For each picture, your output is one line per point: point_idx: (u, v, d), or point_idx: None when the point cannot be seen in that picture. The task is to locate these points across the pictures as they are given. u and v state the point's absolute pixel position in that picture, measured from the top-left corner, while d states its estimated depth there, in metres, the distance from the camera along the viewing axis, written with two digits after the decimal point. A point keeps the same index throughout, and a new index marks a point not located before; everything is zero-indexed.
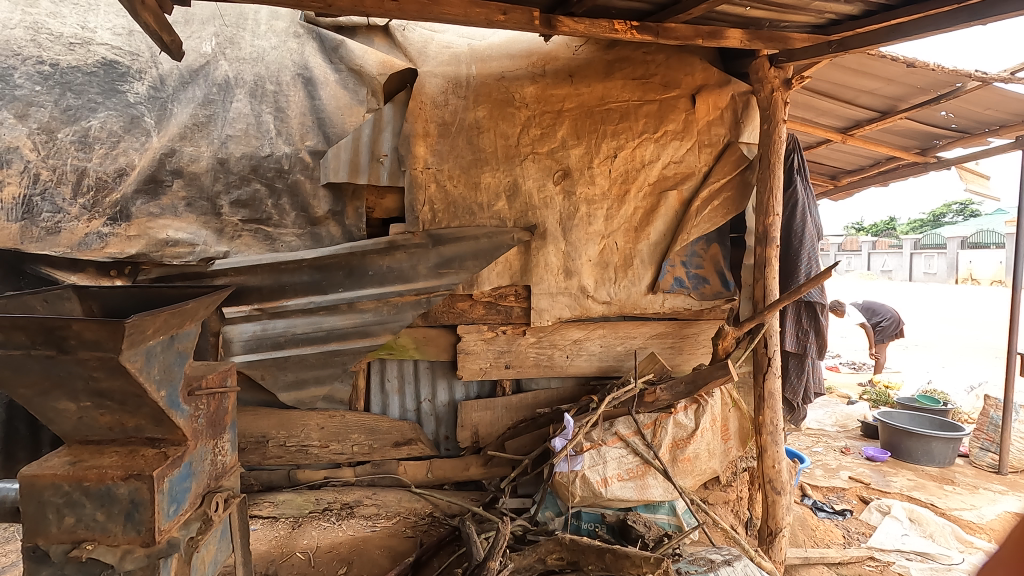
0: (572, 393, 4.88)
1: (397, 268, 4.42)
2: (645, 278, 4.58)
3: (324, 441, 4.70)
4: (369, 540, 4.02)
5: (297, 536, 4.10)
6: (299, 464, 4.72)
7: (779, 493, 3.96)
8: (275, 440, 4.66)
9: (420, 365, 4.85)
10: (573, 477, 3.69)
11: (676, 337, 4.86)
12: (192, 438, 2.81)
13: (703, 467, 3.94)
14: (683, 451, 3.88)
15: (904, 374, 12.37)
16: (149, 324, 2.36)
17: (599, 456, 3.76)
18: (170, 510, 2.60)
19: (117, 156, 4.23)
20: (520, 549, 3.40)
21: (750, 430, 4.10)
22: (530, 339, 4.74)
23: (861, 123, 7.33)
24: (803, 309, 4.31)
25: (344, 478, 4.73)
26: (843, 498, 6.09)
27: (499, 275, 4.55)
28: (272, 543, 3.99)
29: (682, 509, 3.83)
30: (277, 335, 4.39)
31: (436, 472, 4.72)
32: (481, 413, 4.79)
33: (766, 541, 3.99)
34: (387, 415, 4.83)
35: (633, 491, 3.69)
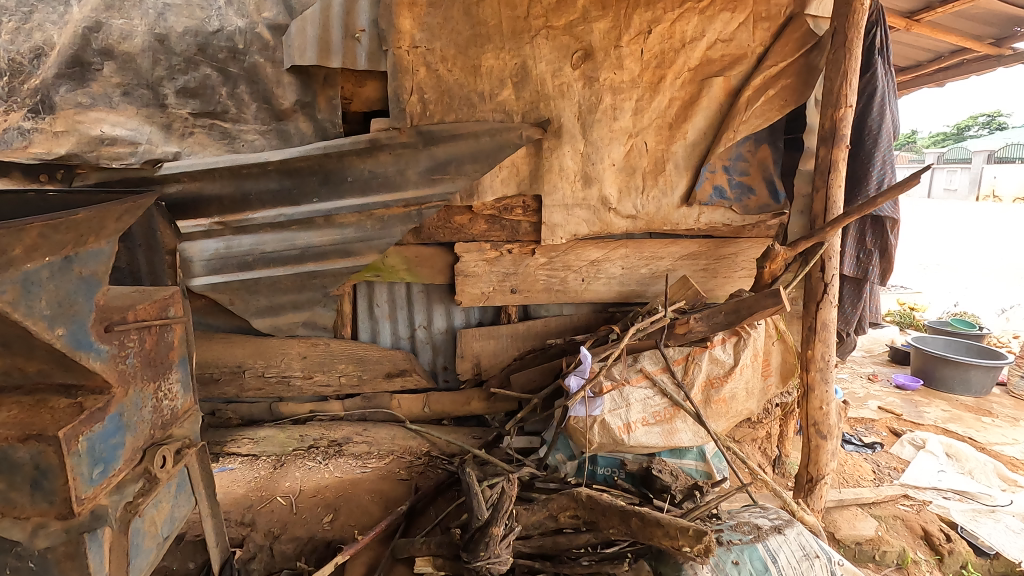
0: (587, 321, 4.25)
1: (381, 173, 3.66)
2: (679, 187, 3.83)
3: (307, 371, 4.18)
4: (358, 484, 3.56)
5: (278, 478, 3.67)
6: (282, 396, 4.24)
7: (824, 437, 3.45)
8: (253, 370, 4.15)
9: (413, 289, 4.23)
10: (591, 423, 3.15)
11: (710, 258, 4.14)
12: (121, 384, 2.24)
13: (739, 409, 3.41)
14: (719, 391, 3.32)
15: (926, 296, 11.84)
16: (15, 242, 1.71)
17: (621, 398, 3.21)
18: (93, 475, 2.07)
19: (29, 31, 3.39)
20: (531, 501, 2.97)
21: (795, 365, 3.46)
22: (540, 260, 4.06)
23: (933, 6, 6.19)
24: (868, 224, 3.58)
25: (332, 412, 4.25)
26: (872, 430, 5.68)
27: (503, 183, 3.79)
28: (250, 487, 3.57)
29: (712, 452, 3.39)
30: (243, 254, 3.73)
31: (434, 406, 4.23)
32: (483, 343, 4.19)
33: (805, 489, 3.53)
34: (377, 343, 4.29)
35: (659, 437, 3.19)
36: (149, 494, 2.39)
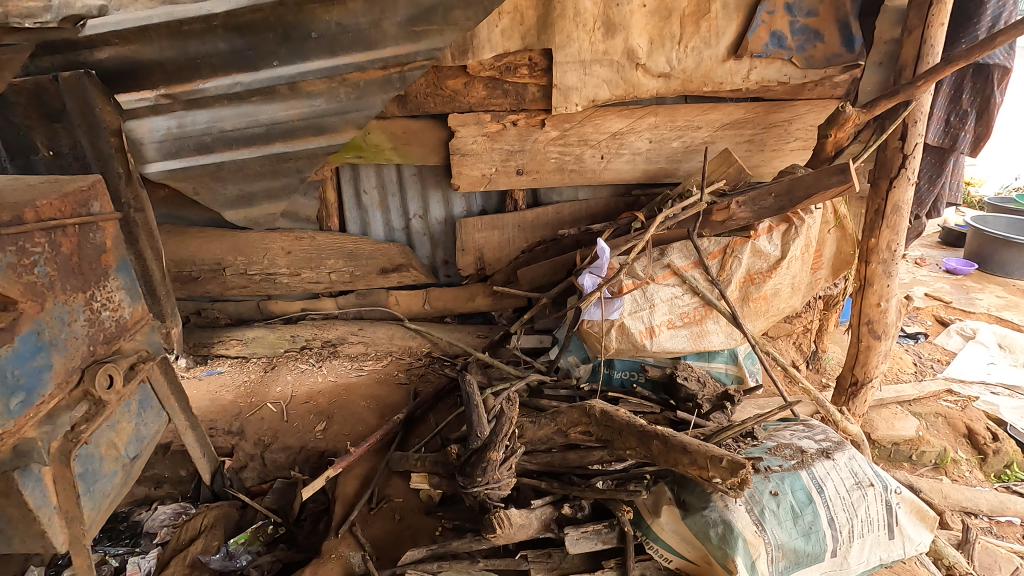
0: (606, 206, 3.67)
1: (352, 24, 2.76)
2: (727, 35, 3.03)
3: (293, 268, 3.76)
4: (352, 390, 3.29)
5: (269, 382, 3.43)
6: (270, 295, 3.89)
7: (878, 338, 2.99)
8: (234, 268, 3.74)
9: (405, 172, 3.63)
10: (607, 328, 2.73)
11: (758, 127, 3.41)
12: (32, 297, 1.82)
13: (781, 307, 2.92)
14: (759, 288, 2.83)
15: (983, 169, 10.74)
16: None
17: (644, 298, 2.75)
18: (10, 406, 1.74)
19: None
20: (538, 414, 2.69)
21: (852, 256, 2.92)
22: (550, 133, 3.39)
23: None
24: (968, 77, 2.82)
25: (325, 310, 3.91)
26: (916, 319, 5.21)
27: (505, 34, 3.01)
28: (239, 392, 3.33)
29: (745, 353, 2.99)
30: (199, 136, 2.92)
31: (435, 303, 3.85)
32: (487, 234, 3.67)
33: (848, 392, 3.16)
34: (369, 236, 3.81)
35: (686, 341, 2.78)
36: (100, 419, 2.10)
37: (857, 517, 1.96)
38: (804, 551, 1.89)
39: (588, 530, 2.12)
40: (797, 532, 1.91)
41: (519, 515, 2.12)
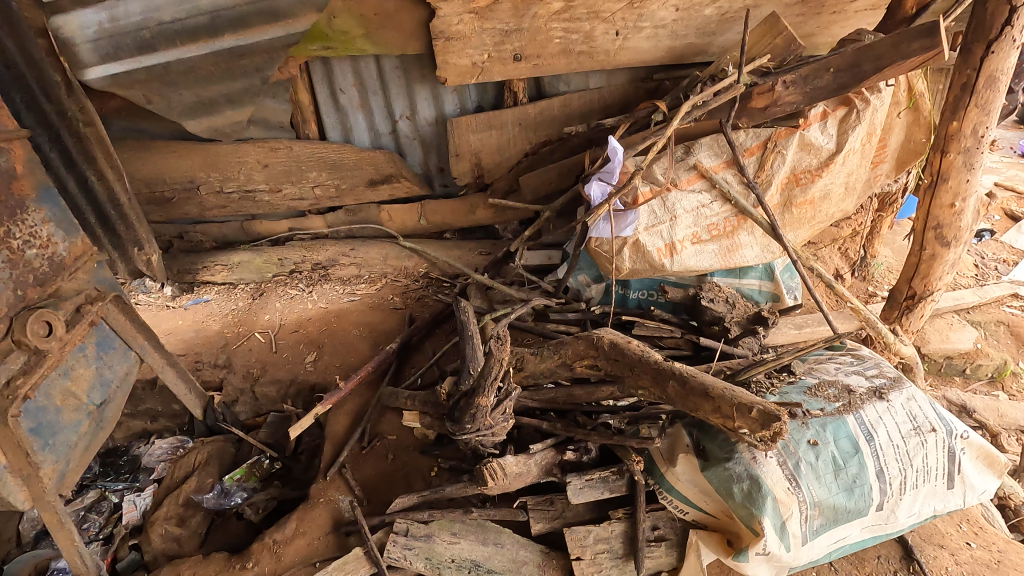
0: (622, 96, 3.10)
1: None
2: None
3: (272, 184, 3.38)
4: (344, 316, 3.04)
5: (258, 310, 3.20)
6: (253, 214, 3.56)
7: (947, 245, 2.52)
8: (208, 186, 3.39)
9: (385, 64, 3.05)
10: (619, 247, 2.32)
11: None
12: None
13: (831, 213, 2.44)
14: (805, 191, 2.35)
15: None
16: None
17: (664, 208, 2.31)
18: None
19: None
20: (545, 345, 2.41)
21: (923, 146, 2.44)
22: (553, 5, 2.74)
23: None
24: None
25: (313, 230, 3.58)
26: (982, 214, 4.60)
27: None
28: (227, 322, 3.13)
29: (783, 267, 2.57)
30: (136, 31, 2.60)
31: (431, 218, 3.46)
32: (483, 136, 3.18)
33: (902, 307, 2.75)
34: (352, 144, 3.35)
35: (713, 258, 2.36)
36: (45, 370, 1.89)
37: (911, 468, 1.65)
38: (845, 508, 1.61)
39: (593, 479, 1.88)
40: (838, 487, 1.62)
41: (515, 464, 1.88)
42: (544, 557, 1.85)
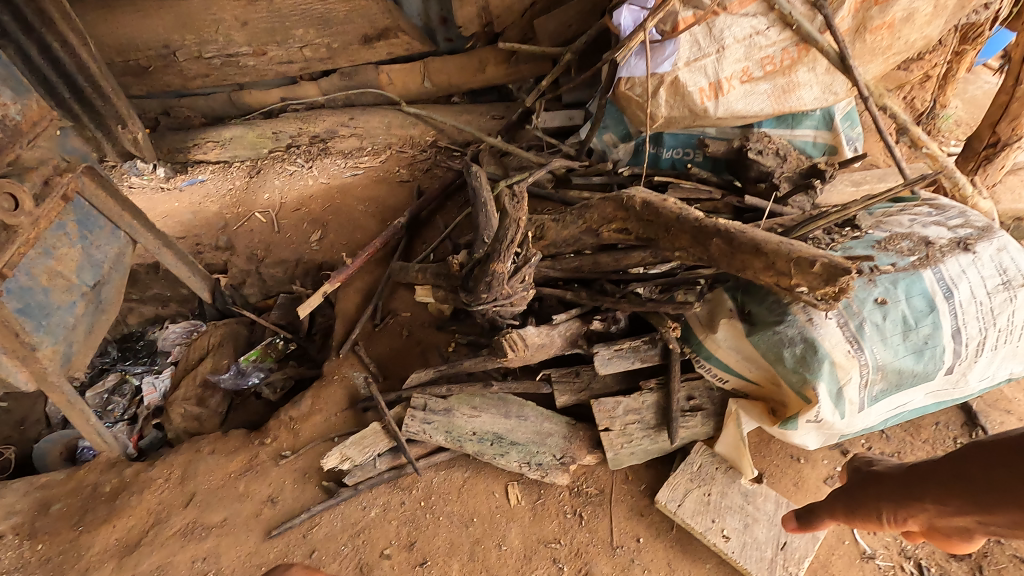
0: None
1: None
2: None
3: (256, 45, 2.99)
4: (348, 192, 2.79)
5: (257, 189, 2.97)
6: (240, 84, 3.21)
7: None
8: (186, 51, 3.02)
9: None
10: (654, 86, 1.99)
11: None
12: None
13: (913, 38, 2.00)
14: (885, 10, 1.91)
15: None
16: None
17: (710, 38, 1.92)
18: None
19: None
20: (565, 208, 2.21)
21: None
22: None
23: None
24: None
25: (308, 99, 3.22)
26: None
27: None
28: (226, 203, 2.93)
29: (843, 113, 2.21)
30: None
31: (436, 79, 3.06)
32: None
33: (980, 159, 2.38)
34: None
35: (765, 100, 2.00)
36: (22, 248, 1.73)
37: (993, 327, 1.44)
38: (911, 372, 1.42)
39: (623, 349, 1.71)
40: (906, 350, 1.42)
41: (537, 335, 1.72)
42: (571, 429, 1.72)
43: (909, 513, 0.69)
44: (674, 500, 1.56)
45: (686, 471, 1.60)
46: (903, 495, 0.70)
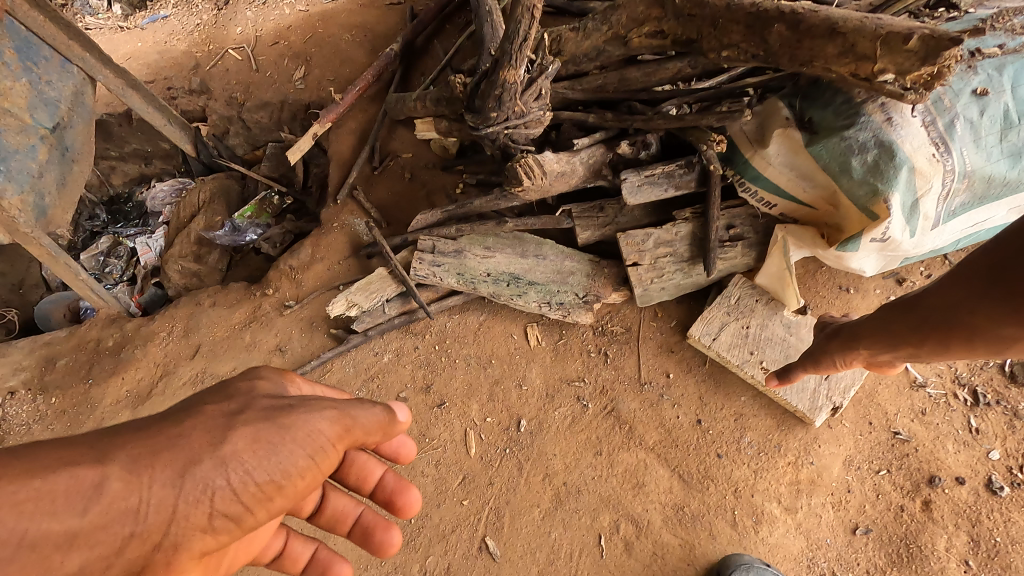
0: None
1: None
2: None
3: None
4: (331, 19, 2.41)
5: (228, 23, 2.58)
6: None
7: None
8: None
9: None
10: None
11: None
12: None
13: None
14: None
15: None
16: None
17: None
18: None
19: None
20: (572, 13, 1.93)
21: None
22: None
23: None
24: None
25: None
26: None
27: None
28: (195, 41, 2.56)
29: None
30: None
31: None
32: None
33: None
34: None
35: None
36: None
37: None
38: (1001, 181, 1.21)
39: (655, 174, 1.49)
40: (1000, 153, 1.19)
41: (555, 162, 1.50)
42: (595, 267, 1.56)
43: (869, 343, 0.90)
44: (710, 332, 1.43)
45: (722, 301, 1.46)
46: (867, 337, 0.91)
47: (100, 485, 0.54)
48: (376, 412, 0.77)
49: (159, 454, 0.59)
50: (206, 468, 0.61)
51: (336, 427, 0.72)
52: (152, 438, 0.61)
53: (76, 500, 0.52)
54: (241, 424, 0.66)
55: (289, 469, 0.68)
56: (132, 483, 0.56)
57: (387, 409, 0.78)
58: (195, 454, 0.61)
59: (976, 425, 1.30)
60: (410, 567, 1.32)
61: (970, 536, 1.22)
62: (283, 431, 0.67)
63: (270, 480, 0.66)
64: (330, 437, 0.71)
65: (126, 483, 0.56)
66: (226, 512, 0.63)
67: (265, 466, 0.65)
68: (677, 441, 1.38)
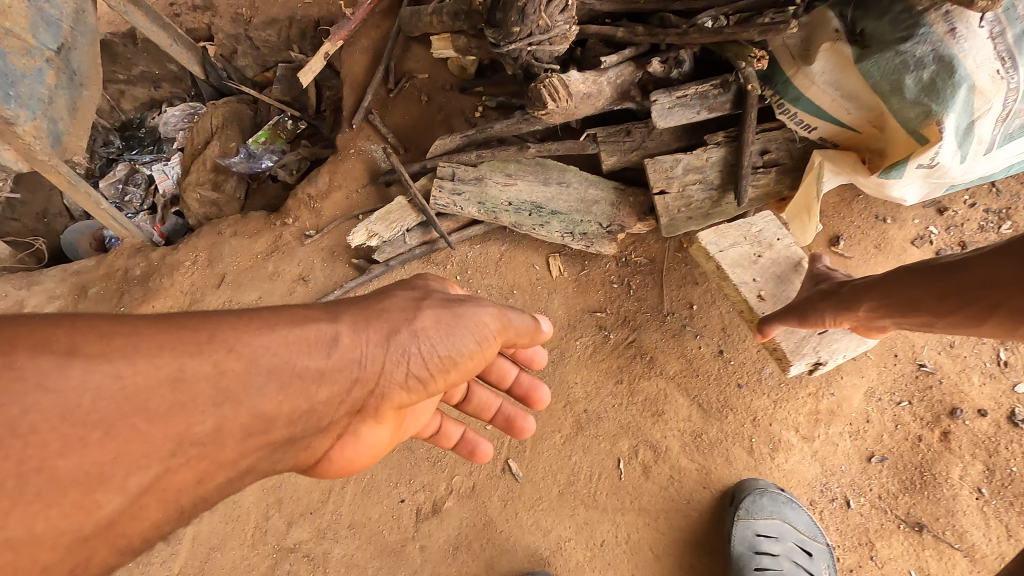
0: None
1: None
2: None
3: None
4: None
5: None
6: None
7: None
8: None
9: None
10: None
11: None
12: None
13: None
14: None
15: None
16: None
17: None
18: None
19: None
20: None
21: None
22: None
23: None
24: None
25: None
26: None
27: None
28: None
29: None
30: None
31: None
32: None
33: None
34: None
35: None
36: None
37: None
38: None
39: (687, 96, 1.40)
40: None
41: (582, 83, 1.41)
42: (620, 195, 1.51)
43: (881, 297, 0.93)
44: (719, 244, 1.33)
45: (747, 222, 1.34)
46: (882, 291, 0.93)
47: (334, 336, 0.67)
48: (525, 320, 0.84)
49: (372, 319, 0.72)
50: (403, 334, 0.72)
51: (497, 322, 0.80)
52: (365, 306, 0.73)
53: (323, 347, 0.65)
54: (430, 306, 0.76)
55: (461, 351, 0.77)
56: (357, 339, 0.68)
57: (534, 319, 0.85)
58: (395, 327, 0.72)
59: (1005, 358, 1.28)
60: (436, 486, 1.39)
61: (985, 465, 1.23)
62: (458, 318, 0.77)
63: (450, 358, 0.77)
64: (490, 330, 0.79)
65: (354, 338, 0.68)
66: (415, 378, 0.75)
67: (446, 343, 0.75)
68: (698, 371, 1.39)
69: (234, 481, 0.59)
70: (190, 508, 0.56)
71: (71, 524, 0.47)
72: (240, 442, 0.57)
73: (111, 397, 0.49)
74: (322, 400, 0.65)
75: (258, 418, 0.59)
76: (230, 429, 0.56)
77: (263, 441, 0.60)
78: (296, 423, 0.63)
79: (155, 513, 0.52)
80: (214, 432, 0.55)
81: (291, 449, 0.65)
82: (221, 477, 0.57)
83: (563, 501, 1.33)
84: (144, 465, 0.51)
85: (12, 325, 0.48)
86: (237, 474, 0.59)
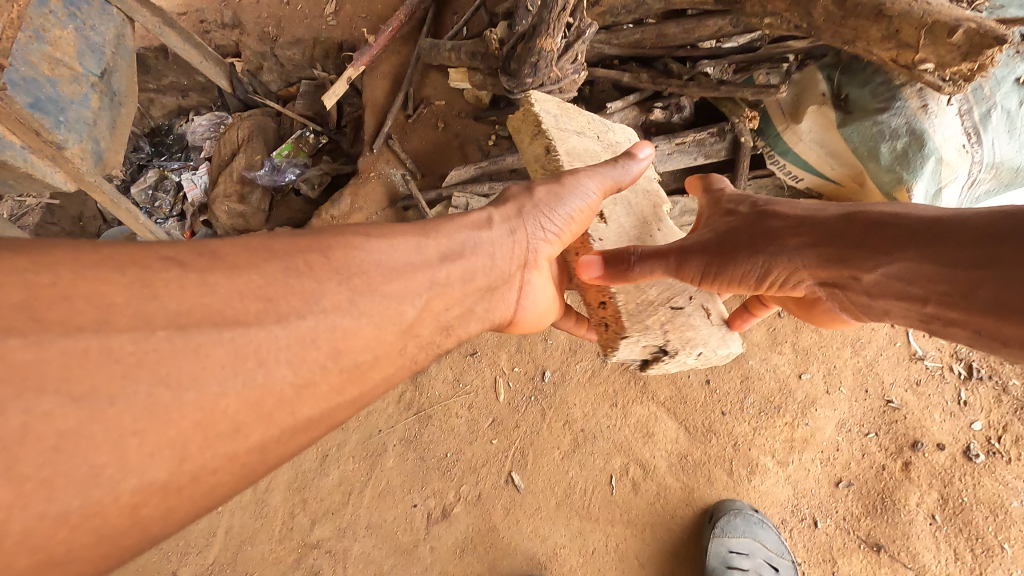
0: None
1: None
2: None
3: None
4: None
5: None
6: None
7: None
8: None
9: None
10: None
11: None
12: None
13: None
14: None
15: None
16: None
17: None
18: None
19: None
20: None
21: None
22: None
23: None
24: None
25: None
26: None
27: None
28: None
29: None
30: None
31: None
32: None
33: None
34: None
35: None
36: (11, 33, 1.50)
37: None
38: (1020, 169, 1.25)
39: (686, 143, 1.51)
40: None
41: None
42: None
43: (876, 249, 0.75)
44: (550, 114, 1.22)
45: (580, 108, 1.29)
46: (813, 240, 0.85)
47: (486, 219, 0.90)
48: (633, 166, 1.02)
49: (504, 206, 0.94)
50: (529, 210, 0.94)
51: (603, 181, 0.98)
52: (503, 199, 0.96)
53: (482, 227, 0.88)
54: (538, 186, 0.96)
55: (575, 216, 0.97)
56: (504, 218, 0.91)
57: (636, 159, 1.02)
58: (523, 207, 0.94)
59: (965, 398, 1.44)
60: (446, 493, 1.54)
61: (940, 494, 1.37)
62: (566, 184, 0.96)
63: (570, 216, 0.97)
64: (595, 195, 0.97)
65: (502, 219, 0.91)
66: (551, 240, 0.96)
67: (565, 203, 0.95)
68: (686, 398, 1.52)
69: (466, 314, 0.82)
70: (442, 334, 0.77)
71: (388, 325, 0.68)
72: (462, 287, 0.81)
73: (398, 259, 0.72)
74: (497, 257, 0.88)
75: (465, 281, 0.82)
76: (455, 288, 0.80)
77: (473, 286, 0.82)
78: (488, 276, 0.86)
79: (426, 333, 0.74)
80: (447, 278, 0.78)
81: (489, 296, 0.87)
82: (454, 311, 0.80)
83: (560, 512, 1.48)
84: (415, 293, 0.73)
85: (86, 284, 0.48)
86: (465, 309, 0.82)
